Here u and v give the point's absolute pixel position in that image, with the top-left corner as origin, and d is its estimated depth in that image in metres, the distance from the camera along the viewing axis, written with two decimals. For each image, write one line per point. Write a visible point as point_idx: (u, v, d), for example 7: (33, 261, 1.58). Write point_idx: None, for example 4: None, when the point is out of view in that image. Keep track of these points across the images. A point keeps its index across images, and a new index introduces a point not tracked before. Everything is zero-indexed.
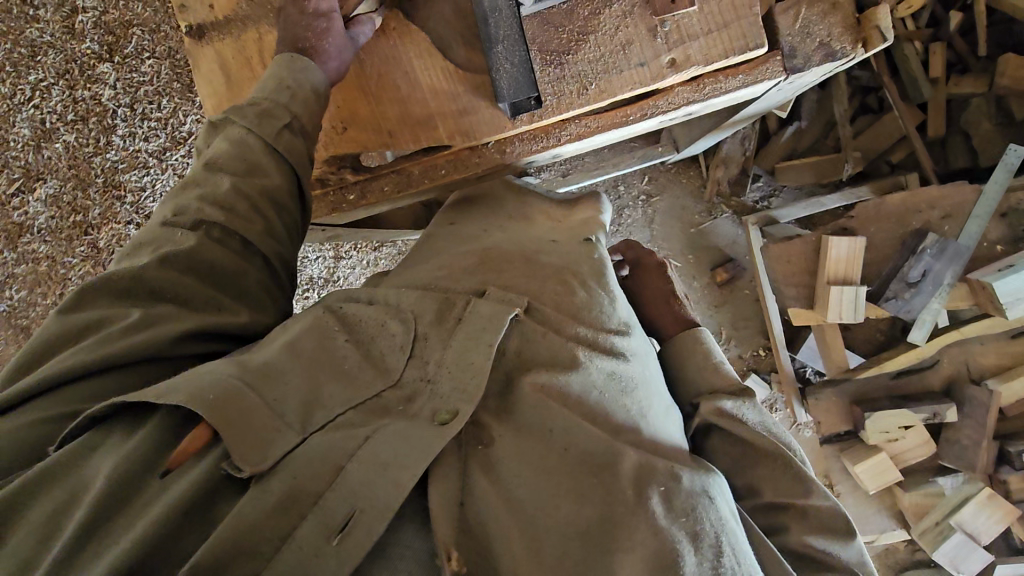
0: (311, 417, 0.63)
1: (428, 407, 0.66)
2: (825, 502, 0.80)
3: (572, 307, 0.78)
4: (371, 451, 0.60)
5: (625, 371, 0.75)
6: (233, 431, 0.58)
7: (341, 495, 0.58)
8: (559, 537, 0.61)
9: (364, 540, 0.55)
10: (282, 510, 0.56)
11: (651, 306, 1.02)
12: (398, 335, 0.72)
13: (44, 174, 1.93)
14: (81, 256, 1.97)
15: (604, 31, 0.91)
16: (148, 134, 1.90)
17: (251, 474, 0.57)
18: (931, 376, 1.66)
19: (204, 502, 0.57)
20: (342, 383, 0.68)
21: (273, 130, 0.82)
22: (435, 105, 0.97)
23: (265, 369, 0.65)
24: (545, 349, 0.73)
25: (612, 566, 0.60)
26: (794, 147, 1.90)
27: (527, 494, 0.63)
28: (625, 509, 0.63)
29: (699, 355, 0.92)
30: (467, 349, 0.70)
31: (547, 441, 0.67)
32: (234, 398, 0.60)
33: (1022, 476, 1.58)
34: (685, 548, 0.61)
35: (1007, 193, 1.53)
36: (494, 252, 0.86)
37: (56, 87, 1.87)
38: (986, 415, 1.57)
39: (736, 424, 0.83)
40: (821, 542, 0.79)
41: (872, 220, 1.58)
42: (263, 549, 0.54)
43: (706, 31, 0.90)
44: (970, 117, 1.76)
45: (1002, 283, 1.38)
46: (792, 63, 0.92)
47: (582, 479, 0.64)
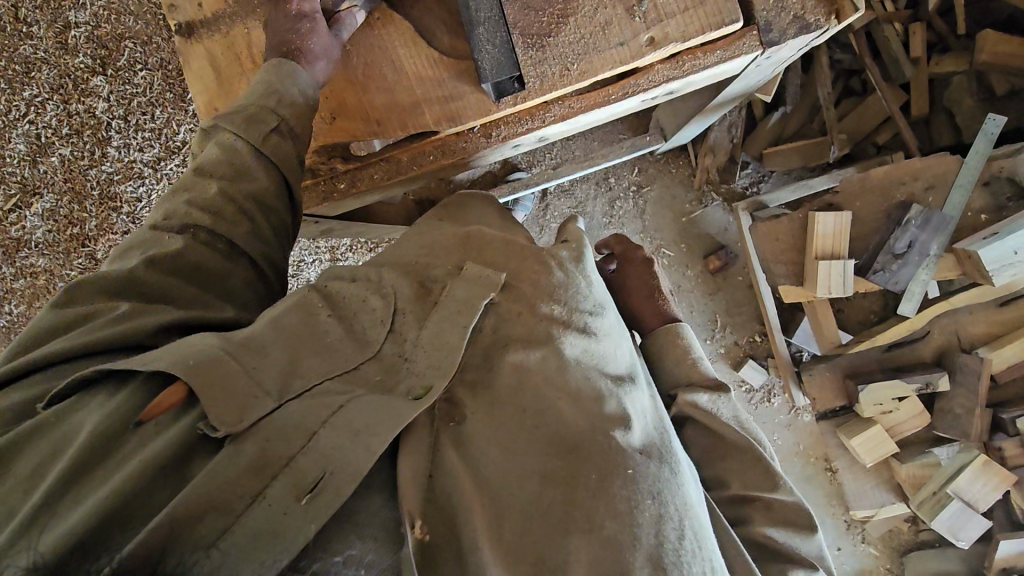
0: (290, 386, 0.64)
1: (406, 381, 0.69)
2: (789, 498, 0.83)
3: (547, 288, 0.75)
4: (345, 419, 0.62)
5: (598, 350, 0.74)
6: (212, 393, 0.59)
7: (312, 457, 0.59)
8: (521, 515, 0.64)
9: (332, 499, 0.58)
10: (252, 471, 0.58)
11: (635, 301, 1.02)
12: (378, 310, 0.74)
13: (41, 189, 1.94)
14: (79, 268, 1.99)
15: (582, 12, 0.93)
16: (143, 144, 1.92)
17: (228, 434, 0.59)
18: (922, 348, 1.68)
19: (180, 458, 0.58)
20: (322, 357, 0.69)
21: (261, 133, 0.85)
22: (421, 92, 0.99)
23: (248, 340, 0.66)
24: (518, 331, 0.73)
25: (569, 548, 0.62)
26: (780, 132, 1.93)
27: (495, 471, 0.66)
28: (587, 493, 0.64)
29: (679, 351, 0.92)
30: (443, 329, 0.71)
31: (521, 421, 0.68)
32: (214, 362, 0.61)
33: (1017, 442, 1.59)
34: (645, 532, 0.63)
35: (989, 162, 1.55)
36: (474, 235, 0.83)
37: (50, 102, 1.89)
38: (976, 382, 1.58)
39: (709, 415, 0.85)
40: (778, 534, 0.82)
41: (855, 196, 1.60)
42: (233, 505, 0.56)
43: (683, 8, 0.92)
44: (952, 95, 1.78)
45: (986, 250, 1.40)
46: (768, 38, 0.93)
47: (549, 461, 0.66)
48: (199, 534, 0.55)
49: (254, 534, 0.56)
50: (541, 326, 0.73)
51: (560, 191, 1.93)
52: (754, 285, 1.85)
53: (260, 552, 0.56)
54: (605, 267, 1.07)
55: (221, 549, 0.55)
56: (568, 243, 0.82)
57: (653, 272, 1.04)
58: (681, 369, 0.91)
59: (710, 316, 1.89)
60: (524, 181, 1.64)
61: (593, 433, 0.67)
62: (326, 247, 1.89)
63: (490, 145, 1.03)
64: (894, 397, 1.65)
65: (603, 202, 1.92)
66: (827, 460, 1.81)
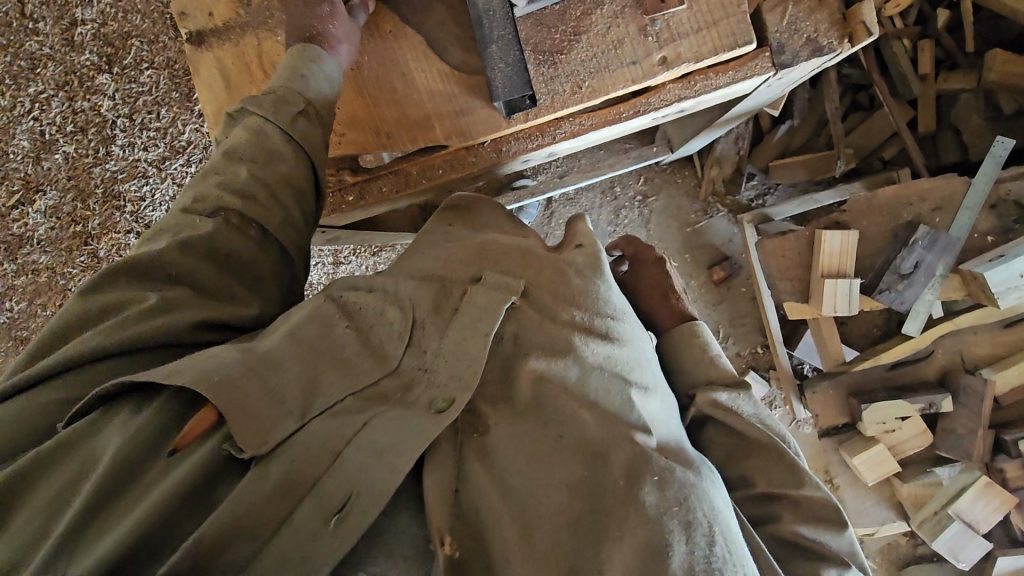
0: (312, 404, 0.65)
1: (425, 395, 0.68)
2: (818, 493, 0.80)
3: (567, 295, 0.78)
4: (368, 437, 0.63)
5: (621, 356, 0.75)
6: (234, 413, 0.59)
7: (338, 480, 0.60)
8: (551, 526, 0.62)
9: (360, 519, 0.58)
10: (279, 495, 0.58)
11: (647, 301, 1.04)
12: (397, 323, 0.74)
13: (44, 186, 1.94)
14: (81, 265, 1.98)
15: (596, 30, 0.93)
16: (147, 143, 1.92)
17: (252, 455, 0.59)
18: (925, 367, 1.68)
19: (208, 481, 0.59)
20: (341, 371, 0.69)
21: (288, 117, 0.84)
22: (432, 107, 0.99)
23: (265, 354, 0.66)
24: (542, 338, 0.74)
25: (603, 555, 0.60)
26: (786, 145, 1.93)
27: (522, 482, 0.65)
28: (616, 502, 0.63)
29: (697, 349, 0.92)
30: (465, 337, 0.71)
31: (545, 432, 0.68)
32: (234, 381, 0.61)
33: (1019, 464, 1.58)
34: (676, 537, 0.61)
35: (996, 185, 1.54)
36: (491, 241, 0.87)
37: (55, 99, 1.89)
38: (980, 404, 1.58)
39: (729, 413, 0.84)
40: (807, 530, 0.80)
41: (863, 214, 1.59)
42: (263, 529, 0.57)
43: (696, 29, 0.92)
44: (959, 113, 1.78)
45: (991, 272, 1.41)
46: (780, 59, 0.93)
47: (576, 471, 0.65)
48: (229, 558, 0.55)
49: (282, 559, 0.56)
50: (562, 338, 0.74)
51: (565, 199, 1.93)
52: (757, 298, 1.85)
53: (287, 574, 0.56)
54: (617, 268, 1.10)
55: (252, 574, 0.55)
56: (579, 248, 0.86)
57: (665, 270, 1.04)
58: (693, 370, 0.91)
59: (713, 326, 1.90)
60: (531, 189, 1.66)
61: (616, 438, 0.66)
62: (330, 251, 1.89)
63: (500, 160, 1.03)
64: (898, 416, 1.64)
65: (608, 211, 1.92)
66: (829, 474, 1.80)
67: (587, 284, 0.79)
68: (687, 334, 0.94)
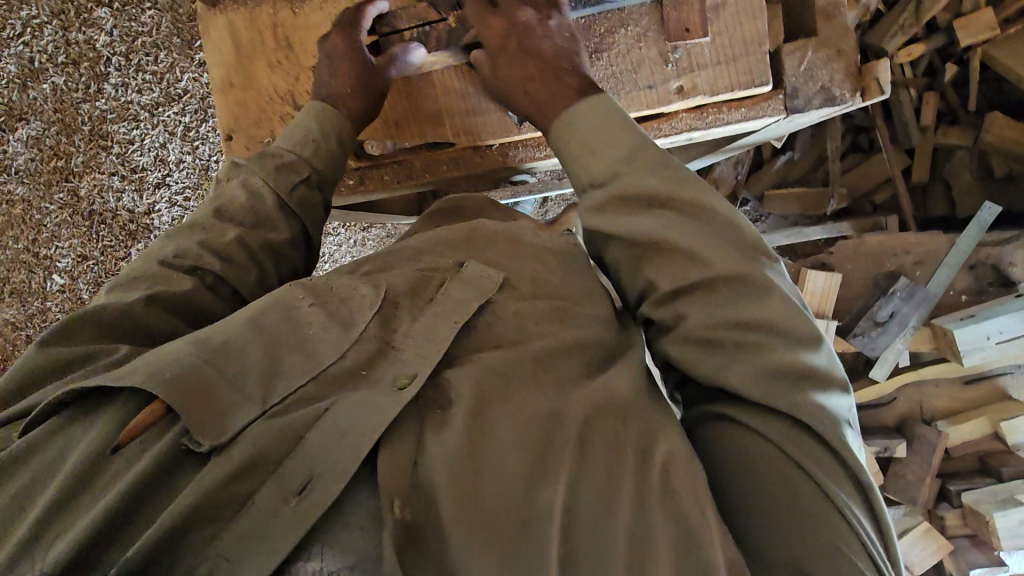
0: (273, 388, 0.64)
1: (389, 372, 0.68)
2: (778, 303, 0.68)
3: (546, 284, 0.81)
4: (332, 421, 0.61)
5: (590, 342, 0.76)
6: (192, 409, 0.59)
7: (300, 461, 0.59)
8: (503, 483, 0.62)
9: (320, 500, 0.57)
10: (241, 476, 0.58)
11: (557, 105, 0.83)
12: (366, 296, 0.75)
13: (28, 115, 1.87)
14: (58, 203, 1.94)
15: (618, 49, 0.94)
16: (142, 86, 1.86)
17: (211, 446, 0.59)
18: (886, 412, 1.74)
19: (167, 471, 0.58)
20: (304, 354, 0.68)
21: (313, 164, 0.89)
22: (443, 102, 0.99)
23: (225, 344, 0.66)
24: (514, 328, 0.75)
25: (553, 505, 0.61)
26: (784, 177, 1.97)
27: (475, 443, 0.63)
28: (568, 458, 0.65)
29: (625, 163, 0.76)
30: (434, 324, 0.72)
31: (506, 405, 0.68)
32: (196, 374, 0.62)
33: (959, 514, 1.65)
34: (624, 488, 0.64)
35: (977, 248, 1.59)
36: (478, 229, 0.89)
37: (49, 27, 1.80)
38: (932, 453, 1.64)
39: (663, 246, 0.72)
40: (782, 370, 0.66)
41: (850, 259, 1.64)
42: (224, 509, 0.57)
43: (716, 61, 0.92)
44: (952, 169, 1.86)
45: (961, 330, 1.44)
46: (793, 103, 0.94)
47: (531, 433, 0.66)
48: (192, 540, 0.55)
49: (242, 536, 0.55)
50: (537, 308, 0.77)
51: (562, 199, 1.94)
52: None
53: (245, 557, 0.55)
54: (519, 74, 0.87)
55: (218, 552, 0.55)
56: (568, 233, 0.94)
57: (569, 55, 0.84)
58: (603, 159, 0.78)
59: None
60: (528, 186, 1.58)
61: (574, 406, 0.69)
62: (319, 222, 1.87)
63: (504, 164, 1.03)
64: None
65: None
66: None
67: (563, 271, 0.85)
68: (606, 115, 0.79)
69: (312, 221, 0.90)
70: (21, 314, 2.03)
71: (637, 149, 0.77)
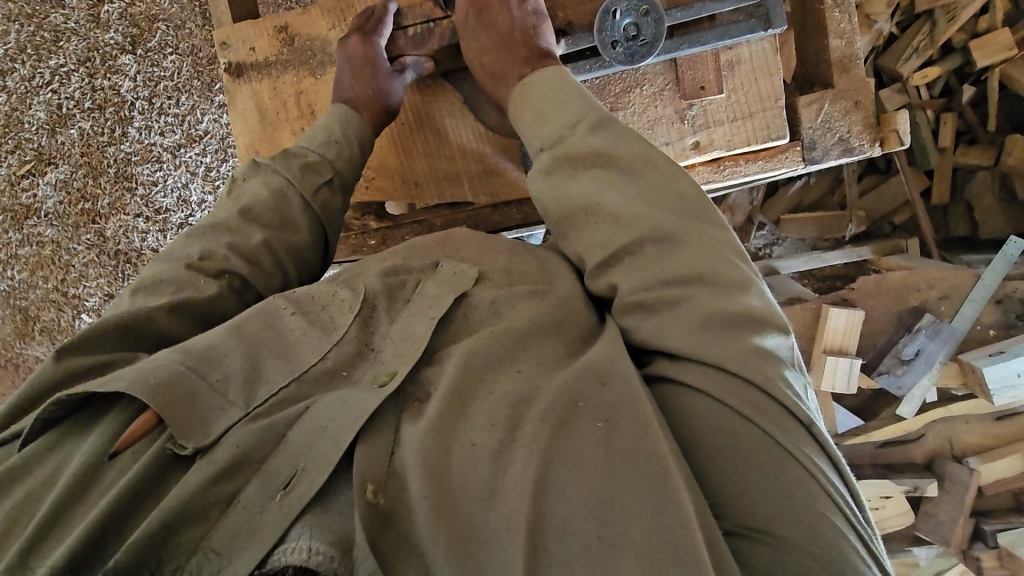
0: (255, 392, 0.66)
1: (370, 372, 0.70)
2: (695, 235, 0.68)
3: (534, 274, 0.79)
4: (313, 416, 0.64)
5: (579, 329, 0.74)
6: (177, 412, 0.61)
7: (284, 458, 0.61)
8: (464, 461, 0.59)
9: (303, 492, 0.58)
10: (227, 475, 0.60)
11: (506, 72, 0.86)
12: (346, 301, 0.78)
13: (56, 159, 1.93)
14: (86, 243, 1.99)
15: (632, 109, 0.95)
16: (164, 128, 1.89)
17: (195, 448, 0.61)
18: (915, 448, 1.70)
19: (159, 475, 0.60)
20: (285, 357, 0.71)
21: (312, 186, 0.89)
22: (461, 164, 1.01)
23: (207, 351, 0.68)
24: (492, 316, 0.73)
25: (513, 474, 0.57)
26: (800, 201, 1.96)
27: (436, 421, 0.62)
28: (532, 427, 0.60)
29: (565, 113, 0.79)
30: (413, 321, 0.74)
31: (476, 392, 0.66)
32: (178, 380, 0.63)
33: (994, 554, 1.62)
34: (590, 447, 0.57)
35: (1005, 282, 1.58)
36: (454, 234, 0.86)
37: (75, 73, 1.85)
38: (963, 493, 1.61)
39: (601, 192, 0.72)
40: (713, 300, 0.64)
41: (871, 294, 1.58)
42: (210, 513, 0.58)
43: (732, 118, 0.93)
44: (974, 190, 1.82)
45: (991, 368, 1.42)
46: (810, 155, 0.94)
47: (498, 410, 0.63)
48: (183, 539, 0.56)
49: (231, 534, 0.57)
50: (520, 288, 0.76)
51: None
52: None
53: (233, 552, 0.56)
54: (469, 41, 0.90)
55: (212, 546, 0.56)
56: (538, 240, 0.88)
57: (511, 11, 0.86)
58: (546, 125, 0.80)
59: None
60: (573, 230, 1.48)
61: (548, 387, 0.64)
62: None
63: (523, 222, 1.05)
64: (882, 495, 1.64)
65: None
66: None
67: (540, 263, 0.81)
68: (552, 82, 0.82)
69: (328, 219, 0.91)
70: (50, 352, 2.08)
71: (581, 113, 0.78)
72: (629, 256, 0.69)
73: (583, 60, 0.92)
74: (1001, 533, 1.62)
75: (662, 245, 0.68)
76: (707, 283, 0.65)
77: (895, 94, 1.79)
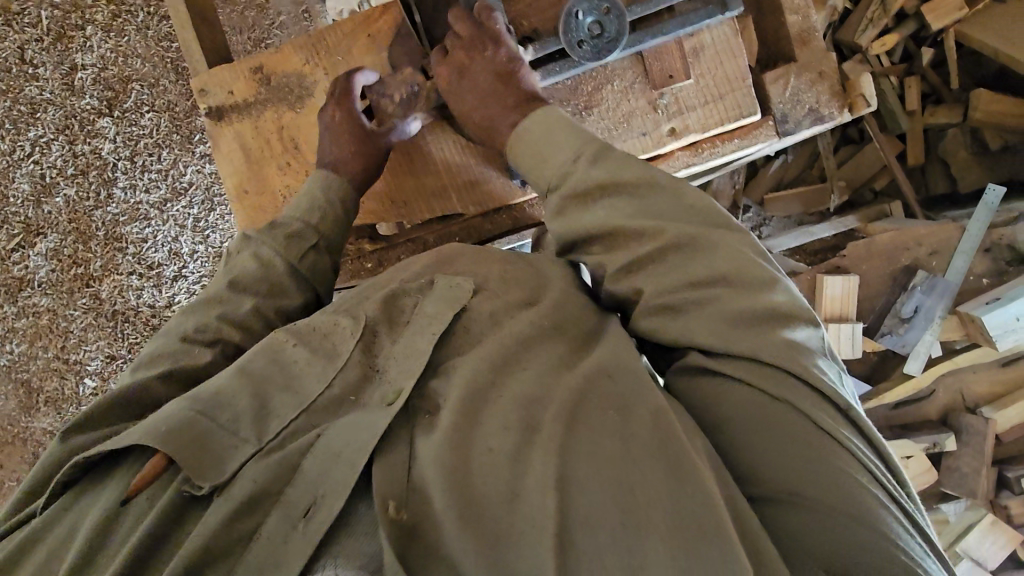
0: (266, 428, 0.67)
1: (379, 392, 0.70)
2: (717, 240, 0.69)
3: (535, 280, 0.81)
4: (325, 444, 0.63)
5: (592, 331, 0.75)
6: (190, 458, 0.63)
7: (302, 488, 0.61)
8: (485, 468, 0.60)
9: (324, 520, 0.59)
10: (246, 512, 0.61)
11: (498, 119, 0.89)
12: (346, 326, 0.76)
13: (44, 229, 1.94)
14: (82, 307, 2.00)
15: (606, 104, 0.97)
16: (149, 185, 1.91)
17: (212, 488, 0.62)
18: (928, 405, 1.70)
19: (175, 520, 0.62)
20: (293, 389, 0.71)
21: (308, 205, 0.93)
22: (448, 178, 1.03)
23: (215, 393, 0.68)
24: (499, 324, 0.75)
25: (536, 472, 0.59)
26: (780, 179, 2.00)
27: (459, 434, 0.62)
28: (551, 425, 0.62)
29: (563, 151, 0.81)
30: (415, 339, 0.73)
31: (492, 398, 0.67)
32: (188, 426, 0.64)
33: (1022, 501, 1.63)
34: (608, 436, 0.60)
35: (989, 231, 1.59)
36: (448, 250, 0.86)
37: (55, 143, 1.88)
38: (982, 443, 1.61)
39: (612, 213, 0.73)
40: (738, 295, 0.66)
41: (862, 259, 1.61)
42: (233, 550, 0.60)
43: (704, 101, 0.96)
44: (946, 147, 1.86)
45: (990, 316, 1.43)
46: (784, 128, 0.97)
47: (517, 413, 0.64)
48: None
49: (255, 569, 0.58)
50: (527, 297, 0.78)
51: None
52: None
53: None
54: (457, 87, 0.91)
55: None
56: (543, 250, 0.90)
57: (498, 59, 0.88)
58: (548, 165, 0.82)
59: None
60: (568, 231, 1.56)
61: (563, 387, 0.66)
62: None
63: (516, 228, 1.08)
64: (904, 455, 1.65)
65: None
66: None
67: (546, 270, 0.83)
68: (546, 122, 0.84)
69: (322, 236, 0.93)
70: (56, 421, 2.07)
71: (579, 148, 0.80)
72: (652, 263, 0.70)
73: (553, 63, 0.95)
74: None
75: (682, 253, 0.69)
76: (731, 283, 0.67)
77: (858, 65, 1.83)
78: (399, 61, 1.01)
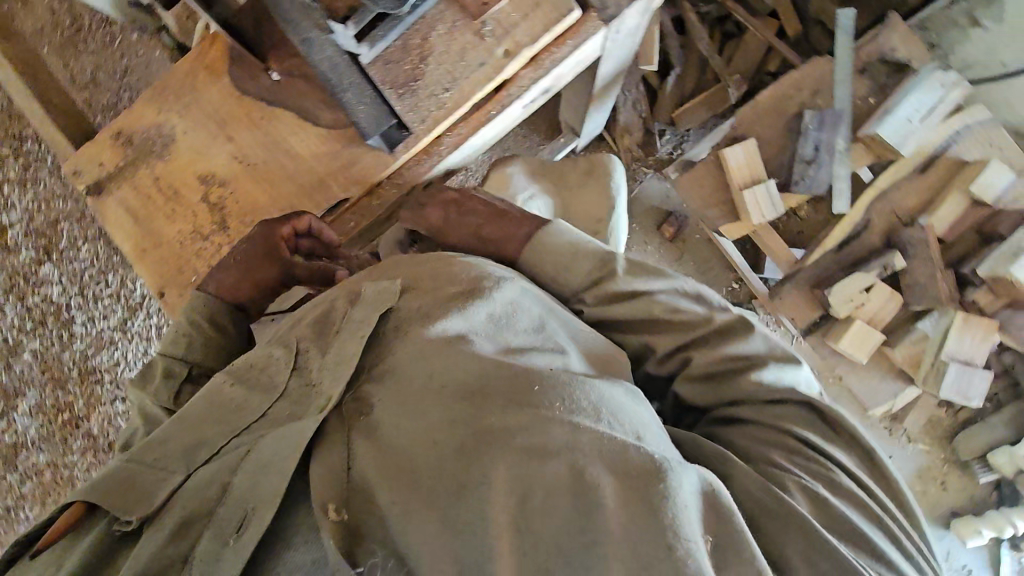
0: (197, 459, 0.80)
1: (315, 400, 0.80)
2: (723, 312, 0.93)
3: (447, 275, 0.88)
4: (254, 457, 0.75)
5: (499, 309, 0.84)
6: (119, 496, 0.75)
7: (231, 506, 0.73)
8: (430, 461, 0.69)
9: (253, 531, 0.70)
10: (178, 533, 0.73)
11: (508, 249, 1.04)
12: (281, 358, 0.88)
13: (25, 388, 1.94)
14: (79, 450, 1.95)
15: (438, 50, 1.01)
16: (105, 312, 1.92)
17: (137, 518, 0.74)
18: (868, 235, 1.68)
19: (103, 558, 0.74)
20: (228, 421, 0.83)
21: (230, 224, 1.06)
22: (323, 170, 1.08)
23: (148, 441, 0.80)
24: (423, 312, 0.84)
25: (487, 473, 0.65)
26: (681, 95, 2.05)
27: (393, 431, 0.74)
28: (495, 424, 0.69)
29: (559, 259, 0.98)
30: (345, 346, 0.83)
31: (426, 397, 0.74)
32: (119, 474, 0.76)
33: (986, 290, 1.63)
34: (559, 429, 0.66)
35: (857, 52, 1.62)
36: (383, 259, 0.99)
37: (8, 303, 1.92)
38: (928, 249, 1.61)
39: (633, 301, 0.93)
40: (747, 354, 0.89)
41: (754, 122, 1.64)
42: (169, 567, 0.71)
43: (524, 15, 1.00)
44: (814, 7, 1.92)
45: (885, 128, 1.56)
46: (607, 14, 1.01)
47: (454, 407, 0.72)
48: None
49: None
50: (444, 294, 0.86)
51: None
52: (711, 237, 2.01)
53: None
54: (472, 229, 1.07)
55: None
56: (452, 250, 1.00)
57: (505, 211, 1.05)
58: (571, 275, 0.98)
59: None
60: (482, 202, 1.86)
61: (498, 380, 0.73)
62: None
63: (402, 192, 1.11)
64: (862, 289, 1.66)
65: None
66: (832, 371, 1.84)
67: (457, 263, 0.90)
68: (562, 242, 1.00)
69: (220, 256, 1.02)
70: None
71: (597, 262, 0.97)
72: (679, 338, 0.92)
73: (375, 29, 0.98)
74: (981, 268, 1.62)
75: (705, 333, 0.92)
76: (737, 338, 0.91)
77: None
78: (251, 89, 1.08)
